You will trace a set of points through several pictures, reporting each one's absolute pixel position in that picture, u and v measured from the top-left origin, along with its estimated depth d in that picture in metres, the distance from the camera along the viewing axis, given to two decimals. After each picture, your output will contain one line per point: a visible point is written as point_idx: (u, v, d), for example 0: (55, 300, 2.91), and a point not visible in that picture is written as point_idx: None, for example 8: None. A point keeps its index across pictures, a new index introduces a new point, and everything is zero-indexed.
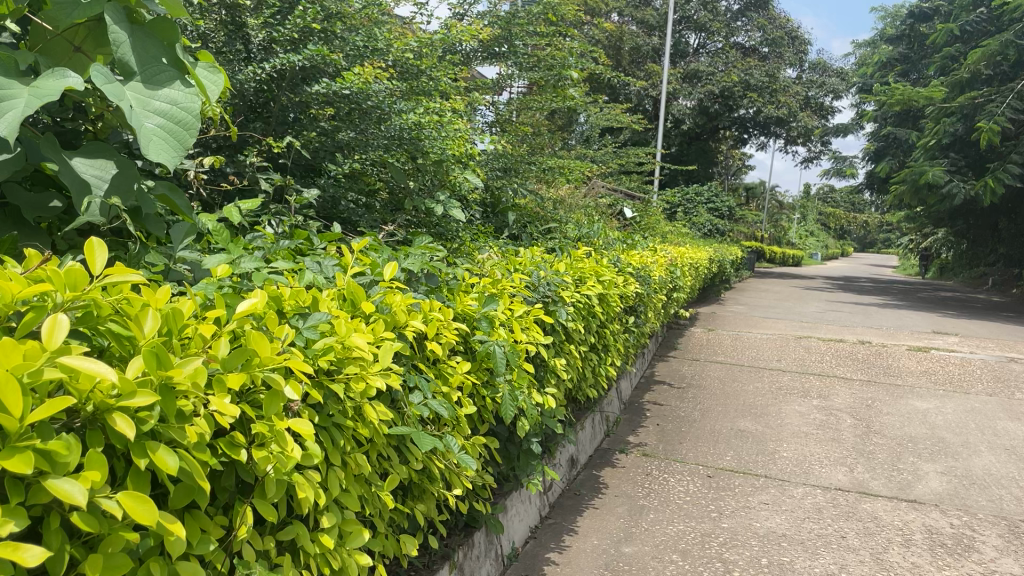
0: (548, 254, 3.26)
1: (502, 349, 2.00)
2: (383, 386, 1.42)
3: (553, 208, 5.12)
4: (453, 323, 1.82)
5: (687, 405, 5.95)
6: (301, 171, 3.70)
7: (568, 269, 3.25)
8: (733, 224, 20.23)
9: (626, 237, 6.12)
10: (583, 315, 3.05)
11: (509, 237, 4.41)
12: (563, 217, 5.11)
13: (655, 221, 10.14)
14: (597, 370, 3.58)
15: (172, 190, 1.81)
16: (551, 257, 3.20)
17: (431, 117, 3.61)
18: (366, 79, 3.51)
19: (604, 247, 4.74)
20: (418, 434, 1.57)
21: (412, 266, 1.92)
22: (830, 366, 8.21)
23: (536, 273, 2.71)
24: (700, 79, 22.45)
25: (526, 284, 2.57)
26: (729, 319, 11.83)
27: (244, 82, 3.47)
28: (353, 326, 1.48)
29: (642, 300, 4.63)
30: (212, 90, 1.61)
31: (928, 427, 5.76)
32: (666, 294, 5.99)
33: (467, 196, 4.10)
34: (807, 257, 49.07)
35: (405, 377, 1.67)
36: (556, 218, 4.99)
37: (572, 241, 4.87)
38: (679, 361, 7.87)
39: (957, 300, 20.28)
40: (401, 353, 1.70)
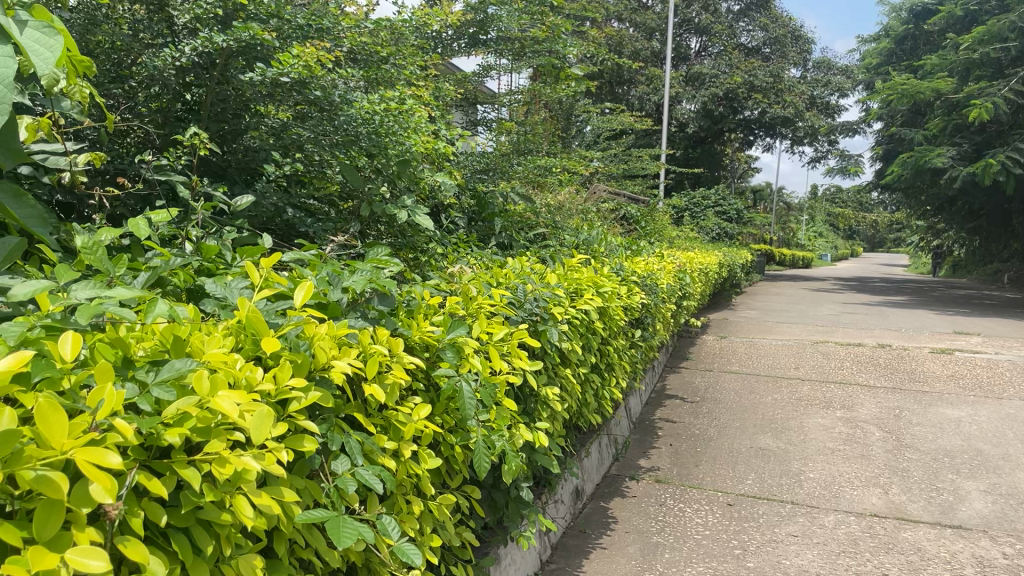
0: (538, 264, 2.86)
1: (475, 385, 1.62)
2: (261, 466, 1.11)
3: (547, 211, 4.75)
4: (405, 359, 1.45)
5: (702, 421, 5.55)
6: (241, 173, 3.46)
7: (562, 279, 2.84)
8: (742, 228, 19.80)
9: (628, 240, 5.74)
10: (580, 333, 2.66)
11: (497, 246, 4.00)
12: (557, 220, 4.73)
13: (662, 226, 9.76)
14: (600, 392, 3.19)
15: (15, 198, 1.63)
16: (542, 267, 2.80)
17: (388, 107, 3.22)
18: (305, 63, 3.21)
19: (603, 254, 4.35)
20: (339, 519, 1.22)
21: (353, 285, 1.54)
22: (851, 373, 7.78)
23: (520, 286, 2.32)
24: (703, 82, 22.08)
25: (509, 300, 2.18)
26: (742, 325, 11.41)
27: (163, 69, 3.14)
28: (228, 381, 1.17)
29: (651, 312, 4.25)
30: (46, 55, 1.33)
31: (964, 439, 5.33)
32: (676, 303, 5.59)
33: (444, 202, 3.72)
34: (818, 259, 48.49)
35: (332, 437, 1.31)
36: (552, 222, 4.60)
37: (570, 247, 4.48)
38: (691, 373, 7.46)
39: (975, 297, 19.80)
40: (326, 406, 1.35)
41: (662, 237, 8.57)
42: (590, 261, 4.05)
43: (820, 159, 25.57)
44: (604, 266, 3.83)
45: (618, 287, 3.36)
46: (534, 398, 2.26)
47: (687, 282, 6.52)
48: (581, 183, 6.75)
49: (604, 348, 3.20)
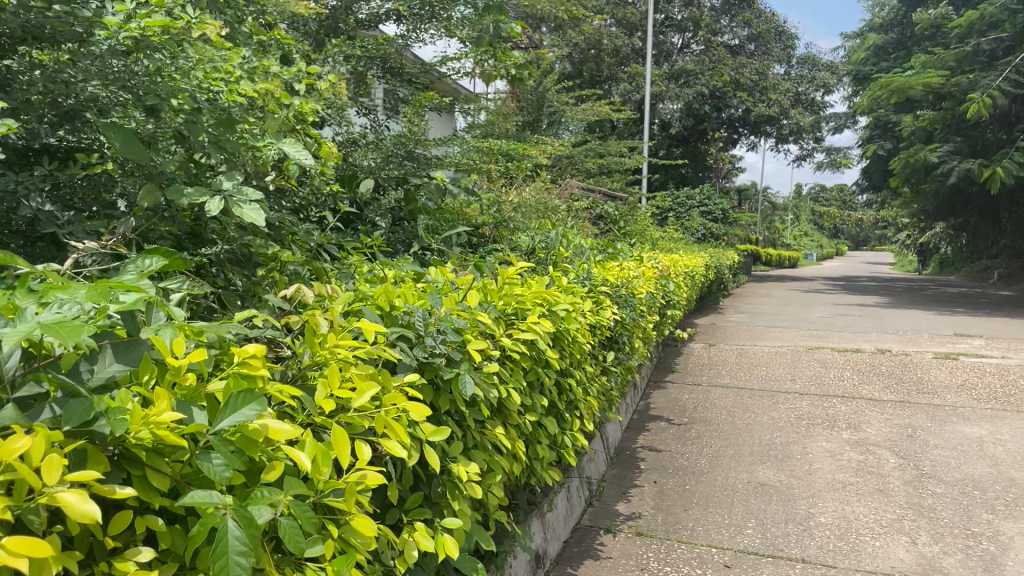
0: (465, 277, 2.12)
1: (244, 517, 1.00)
2: None
3: (489, 202, 3.98)
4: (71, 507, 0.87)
5: (690, 449, 4.82)
6: None
7: (498, 293, 2.09)
8: (729, 227, 19.14)
9: (585, 233, 4.99)
10: (514, 371, 1.92)
11: (425, 253, 3.23)
12: (496, 207, 3.98)
13: (643, 226, 9.05)
14: (557, 436, 2.45)
15: None
16: (467, 282, 2.05)
17: (156, 31, 2.23)
18: None
19: (552, 251, 3.53)
20: None
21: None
22: (853, 384, 7.08)
23: (418, 312, 1.59)
24: (686, 79, 21.34)
25: (391, 337, 1.46)
26: (732, 331, 10.72)
27: None
28: None
29: (627, 327, 3.53)
30: None
31: (992, 465, 4.60)
32: (658, 312, 4.87)
33: (324, 190, 2.98)
34: (804, 258, 48.24)
35: None
36: (496, 213, 3.87)
37: (526, 244, 3.68)
38: (678, 388, 6.72)
39: (966, 295, 19.27)
40: None
41: (641, 236, 7.83)
42: (547, 269, 3.32)
43: (806, 156, 25.03)
44: (564, 275, 3.10)
45: (578, 297, 2.62)
46: (441, 479, 1.53)
47: (671, 287, 5.79)
48: (547, 179, 6.01)
49: (563, 378, 2.45)
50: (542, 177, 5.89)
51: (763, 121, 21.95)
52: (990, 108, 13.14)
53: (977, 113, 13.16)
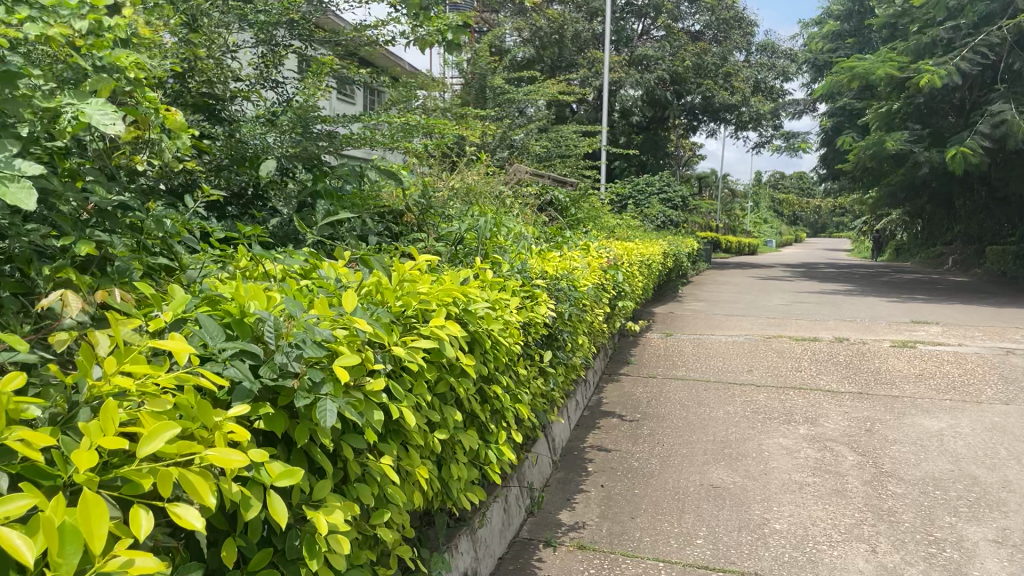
0: (360, 275, 1.81)
1: None
2: None
3: (417, 184, 3.65)
4: None
5: (641, 449, 4.57)
6: None
7: (400, 291, 1.79)
8: (688, 215, 18.99)
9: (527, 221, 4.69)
10: (409, 385, 1.62)
11: (341, 245, 2.92)
12: (423, 189, 3.66)
13: (598, 213, 8.78)
14: (480, 451, 2.15)
15: None
16: (359, 281, 1.75)
17: None
18: None
19: (484, 238, 3.22)
20: None
21: None
22: (811, 375, 6.90)
23: (269, 321, 1.28)
24: (646, 65, 21.08)
25: (222, 361, 1.16)
26: (689, 320, 10.52)
27: None
28: None
29: (568, 324, 3.24)
30: None
31: (952, 462, 4.42)
32: (607, 304, 4.59)
33: (186, 176, 2.66)
34: (762, 245, 48.74)
35: None
36: (427, 196, 3.56)
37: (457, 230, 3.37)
38: (632, 382, 6.47)
39: (922, 282, 19.37)
40: None
41: (593, 224, 7.55)
42: (479, 261, 3.03)
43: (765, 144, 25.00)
44: (494, 267, 2.81)
45: (504, 294, 2.33)
46: (301, 530, 1.23)
47: (623, 278, 5.50)
48: (489, 165, 5.70)
49: (486, 385, 2.16)
50: (486, 161, 5.57)
51: (722, 108, 21.87)
52: (940, 82, 13.02)
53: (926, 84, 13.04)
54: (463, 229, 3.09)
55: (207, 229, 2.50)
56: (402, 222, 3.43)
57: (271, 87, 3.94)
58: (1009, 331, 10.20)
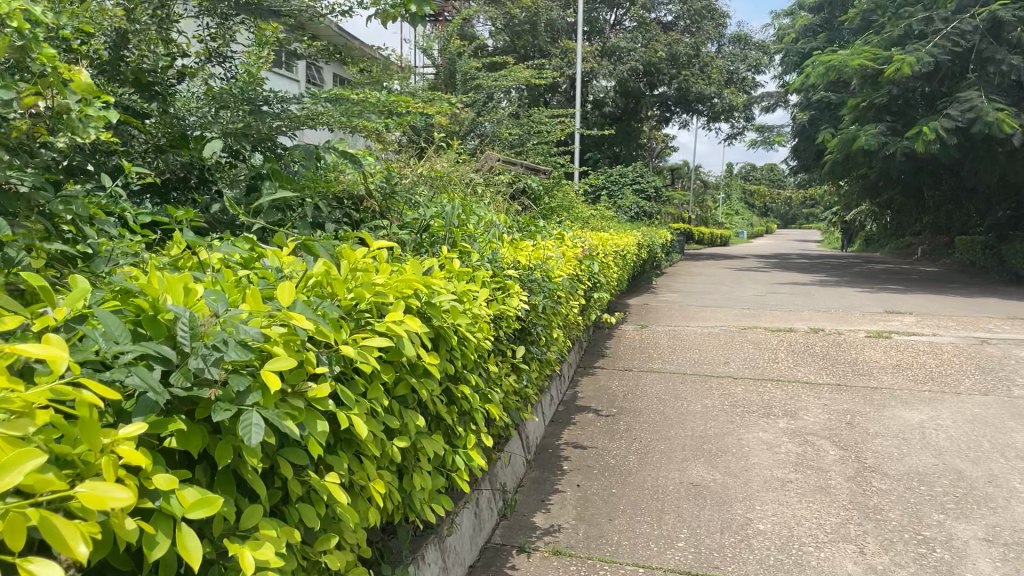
0: (305, 265, 1.62)
1: None
2: None
3: (381, 170, 3.44)
4: None
5: (618, 445, 4.41)
6: None
7: (351, 283, 1.59)
8: (662, 206, 18.91)
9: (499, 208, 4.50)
10: (360, 391, 1.43)
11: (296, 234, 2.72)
12: (388, 174, 3.44)
13: (572, 204, 8.61)
14: (447, 456, 1.96)
15: None
16: (304, 272, 1.56)
17: None
18: None
19: (452, 226, 3.01)
20: None
21: None
22: (788, 366, 6.79)
23: (187, 323, 1.11)
24: (619, 56, 20.93)
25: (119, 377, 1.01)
26: (664, 312, 10.41)
27: None
28: None
29: (542, 317, 3.05)
30: None
31: (936, 455, 4.31)
32: (582, 296, 4.42)
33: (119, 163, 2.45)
34: (734, 236, 48.98)
35: None
36: (392, 182, 3.34)
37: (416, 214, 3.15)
38: (607, 375, 6.31)
39: (892, 272, 19.47)
40: None
41: (566, 213, 7.37)
42: (447, 250, 2.83)
43: (737, 135, 24.99)
44: (463, 257, 2.62)
45: (473, 285, 2.14)
46: (224, 566, 1.07)
47: (598, 268, 5.33)
48: (458, 151, 5.50)
49: (454, 385, 1.97)
50: (456, 148, 5.36)
51: (695, 99, 21.79)
52: (913, 72, 13.01)
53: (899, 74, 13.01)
54: (429, 216, 2.89)
55: (141, 218, 2.27)
56: (363, 209, 3.23)
57: (216, 62, 3.66)
58: (982, 320, 10.21)
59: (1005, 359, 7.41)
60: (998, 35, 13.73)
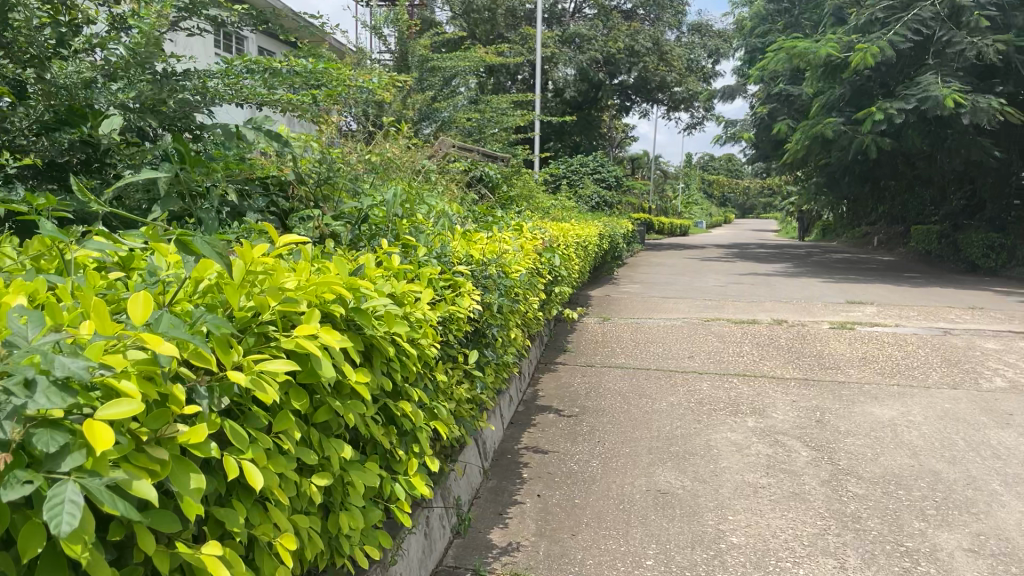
0: (190, 269, 1.35)
1: None
2: None
3: (320, 152, 3.12)
4: None
5: (581, 449, 4.16)
6: None
7: (248, 293, 1.32)
8: (622, 195, 18.73)
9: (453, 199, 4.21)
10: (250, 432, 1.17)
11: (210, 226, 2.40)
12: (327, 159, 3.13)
13: (531, 193, 8.34)
14: (384, 487, 1.68)
15: None
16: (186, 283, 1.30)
17: None
18: None
19: (395, 216, 2.71)
20: None
21: None
22: (753, 360, 6.60)
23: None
24: (579, 43, 20.67)
25: None
26: (626, 303, 10.19)
27: None
28: None
29: (497, 318, 2.75)
30: None
31: (911, 456, 4.13)
32: (540, 291, 4.16)
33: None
34: (693, 225, 49.27)
35: None
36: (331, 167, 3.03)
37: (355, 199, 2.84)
38: (569, 372, 6.05)
39: (849, 262, 19.57)
40: None
41: (524, 202, 7.08)
42: (391, 244, 2.52)
43: (697, 124, 24.91)
44: (408, 253, 2.32)
45: (415, 285, 1.86)
46: None
47: (559, 260, 5.07)
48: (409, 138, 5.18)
49: (393, 402, 1.69)
50: (406, 134, 5.03)
51: (655, 88, 21.64)
52: (874, 59, 12.97)
53: (861, 61, 12.95)
54: (371, 205, 2.58)
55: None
56: (296, 197, 2.92)
57: (124, 29, 3.28)
58: (943, 310, 10.19)
59: (968, 351, 7.33)
60: (958, 21, 13.90)
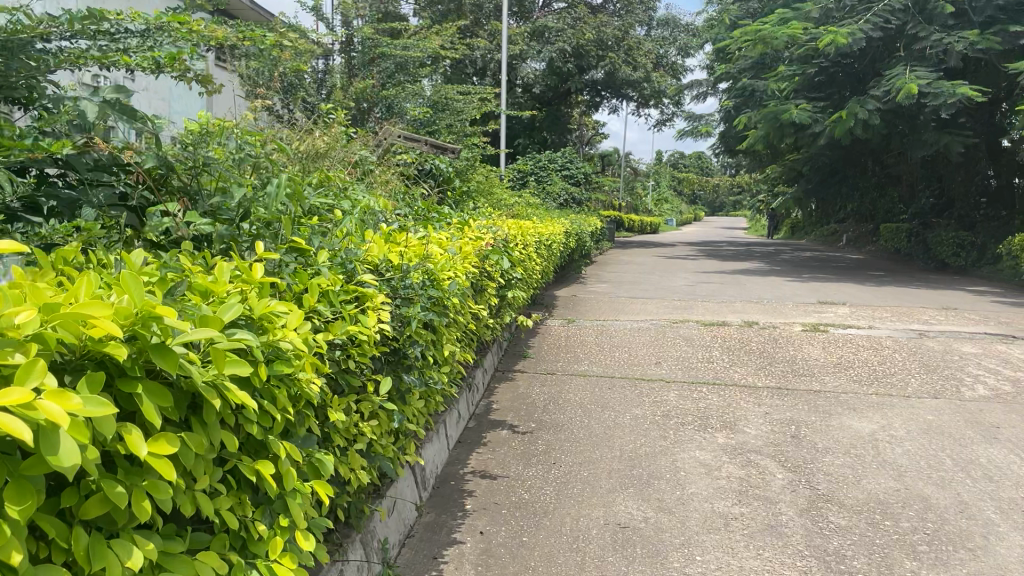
0: None
1: None
2: None
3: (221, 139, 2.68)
4: None
5: (533, 472, 3.73)
6: None
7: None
8: (591, 192, 18.32)
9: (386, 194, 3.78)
10: None
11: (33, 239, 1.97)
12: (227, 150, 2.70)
13: (492, 190, 7.91)
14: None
15: None
16: None
17: None
18: None
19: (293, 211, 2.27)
20: None
21: None
22: (723, 366, 6.22)
23: None
24: (548, 38, 20.23)
25: None
26: (592, 304, 9.76)
27: None
28: None
29: (424, 335, 2.29)
30: None
31: (895, 478, 3.78)
32: (483, 298, 3.74)
33: None
34: (664, 224, 49.10)
35: None
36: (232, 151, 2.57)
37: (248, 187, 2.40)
38: (528, 382, 5.61)
39: (819, 260, 19.37)
40: None
41: (480, 198, 6.64)
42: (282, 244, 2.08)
43: (666, 121, 24.60)
44: (298, 264, 1.88)
45: (283, 305, 1.45)
46: None
47: (512, 260, 4.65)
48: (345, 127, 4.74)
49: (244, 465, 1.29)
50: (342, 124, 4.57)
51: (625, 84, 21.31)
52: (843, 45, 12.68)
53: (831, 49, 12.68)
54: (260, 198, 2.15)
55: None
56: (174, 184, 2.46)
57: None
58: (917, 312, 9.94)
59: (945, 355, 7.03)
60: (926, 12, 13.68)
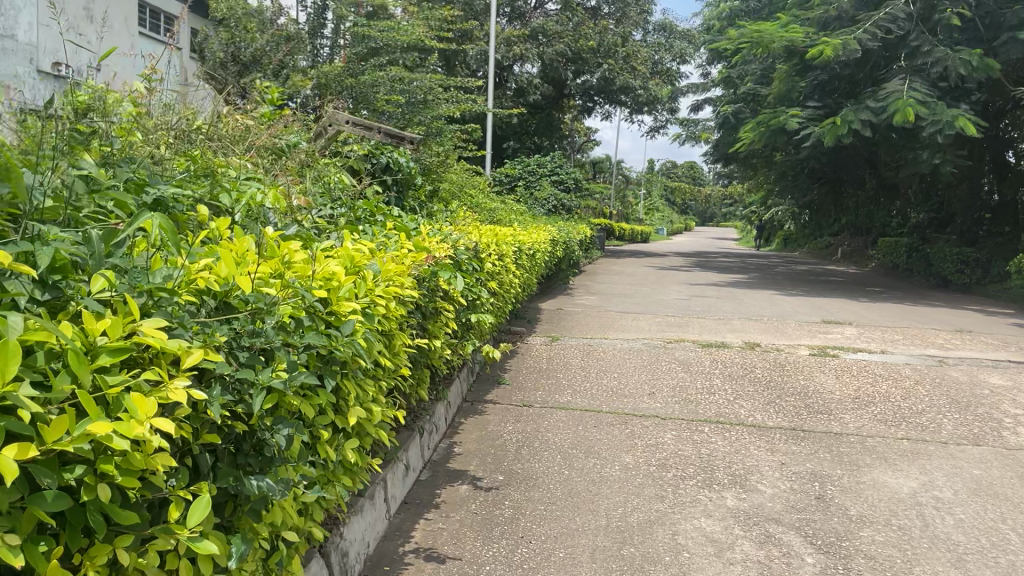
0: None
1: None
2: None
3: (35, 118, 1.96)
4: None
5: (494, 552, 2.90)
6: None
7: None
8: (581, 200, 17.50)
9: (307, 192, 3.02)
10: None
11: None
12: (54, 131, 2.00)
13: (466, 192, 7.07)
14: None
15: None
16: None
17: None
18: None
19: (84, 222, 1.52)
20: None
21: None
22: (726, 400, 5.38)
23: None
24: (542, 39, 19.37)
25: None
26: (579, 320, 8.91)
27: None
28: None
29: (295, 404, 1.51)
30: None
31: (955, 566, 2.96)
32: (431, 328, 2.95)
33: None
34: (654, 233, 48.47)
35: None
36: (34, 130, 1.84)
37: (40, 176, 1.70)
38: (500, 417, 4.75)
39: (815, 274, 18.63)
40: None
41: (449, 202, 5.82)
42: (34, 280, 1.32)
43: (661, 128, 23.84)
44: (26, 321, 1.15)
45: None
46: None
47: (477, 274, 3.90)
48: (276, 115, 3.95)
49: None
50: (268, 117, 3.79)
51: (620, 90, 20.53)
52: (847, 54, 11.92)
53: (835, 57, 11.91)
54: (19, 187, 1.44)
55: None
56: None
57: None
58: (930, 335, 9.17)
59: (973, 389, 6.21)
60: (930, 22, 12.98)
